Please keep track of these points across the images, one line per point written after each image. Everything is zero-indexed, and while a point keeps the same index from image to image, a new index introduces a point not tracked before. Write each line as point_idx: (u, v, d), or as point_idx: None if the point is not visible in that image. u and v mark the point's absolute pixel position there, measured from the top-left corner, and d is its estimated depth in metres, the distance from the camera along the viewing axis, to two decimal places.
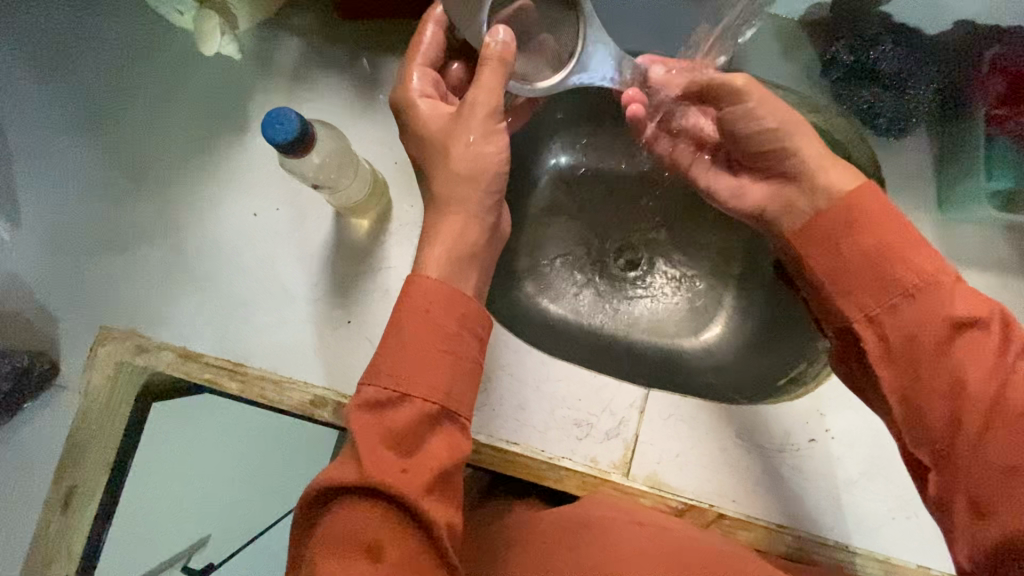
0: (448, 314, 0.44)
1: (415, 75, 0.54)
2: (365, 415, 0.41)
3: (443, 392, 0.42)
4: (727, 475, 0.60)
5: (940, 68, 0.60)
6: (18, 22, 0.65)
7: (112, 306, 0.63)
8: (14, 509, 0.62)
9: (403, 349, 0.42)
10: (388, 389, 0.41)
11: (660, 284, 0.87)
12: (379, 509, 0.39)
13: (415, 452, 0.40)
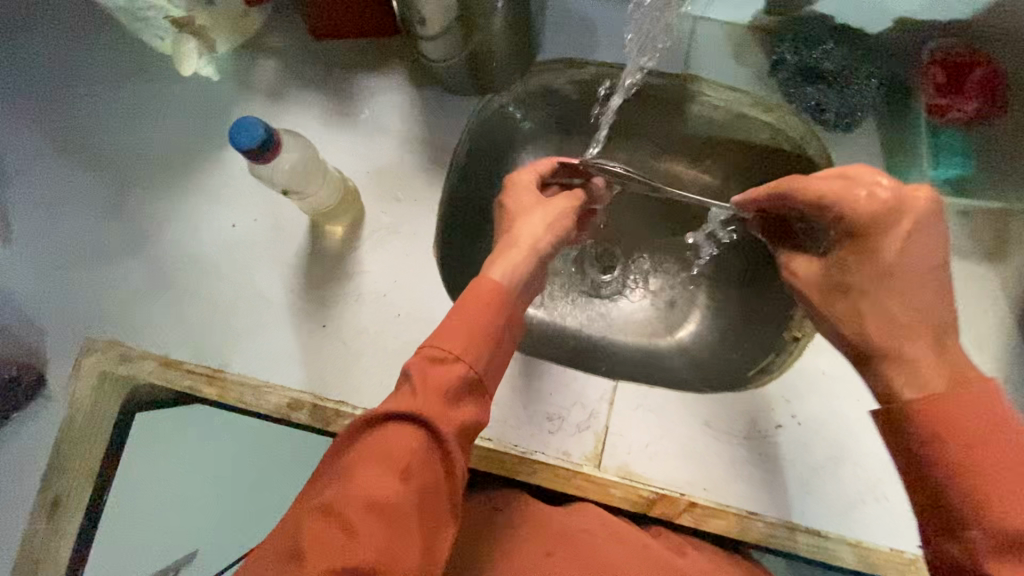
0: (505, 303, 0.48)
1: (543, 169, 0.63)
2: (425, 361, 0.44)
3: (486, 367, 0.46)
4: (697, 463, 0.61)
5: (882, 64, 0.64)
6: (8, 49, 0.69)
7: (96, 318, 0.65)
8: (2, 521, 0.63)
9: (462, 319, 0.46)
10: (445, 347, 0.45)
11: (636, 286, 0.89)
12: (417, 440, 0.42)
13: (456, 404, 0.44)
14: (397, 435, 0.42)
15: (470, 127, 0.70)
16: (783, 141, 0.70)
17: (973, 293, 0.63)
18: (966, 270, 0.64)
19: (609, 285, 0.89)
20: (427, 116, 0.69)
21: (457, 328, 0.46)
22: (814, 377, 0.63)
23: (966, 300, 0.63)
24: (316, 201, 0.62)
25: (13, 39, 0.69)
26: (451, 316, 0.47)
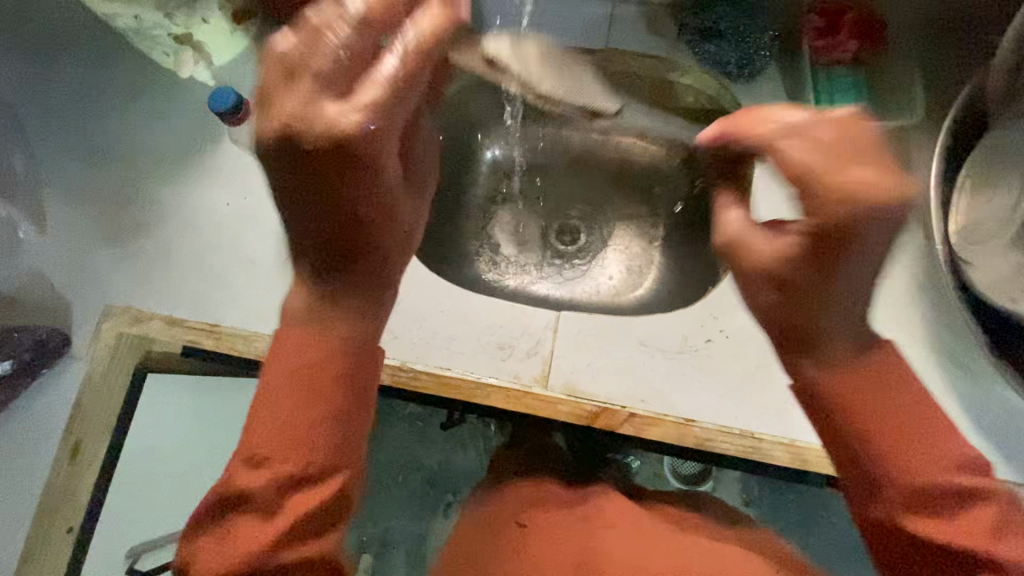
0: (338, 353, 0.46)
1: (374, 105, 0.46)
2: (272, 442, 0.44)
3: (341, 428, 0.46)
4: (634, 378, 0.67)
5: (773, 17, 0.72)
6: (37, 71, 0.82)
7: (115, 287, 0.76)
8: (36, 465, 0.73)
9: (298, 388, 0.45)
10: (291, 425, 0.45)
11: (602, 249, 0.97)
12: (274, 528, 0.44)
13: (312, 481, 0.45)
14: (253, 526, 0.44)
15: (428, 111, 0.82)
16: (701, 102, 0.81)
17: None
18: None
19: (575, 252, 0.97)
20: None
21: (295, 398, 0.45)
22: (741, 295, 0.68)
23: None
24: None
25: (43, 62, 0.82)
26: (290, 383, 0.45)
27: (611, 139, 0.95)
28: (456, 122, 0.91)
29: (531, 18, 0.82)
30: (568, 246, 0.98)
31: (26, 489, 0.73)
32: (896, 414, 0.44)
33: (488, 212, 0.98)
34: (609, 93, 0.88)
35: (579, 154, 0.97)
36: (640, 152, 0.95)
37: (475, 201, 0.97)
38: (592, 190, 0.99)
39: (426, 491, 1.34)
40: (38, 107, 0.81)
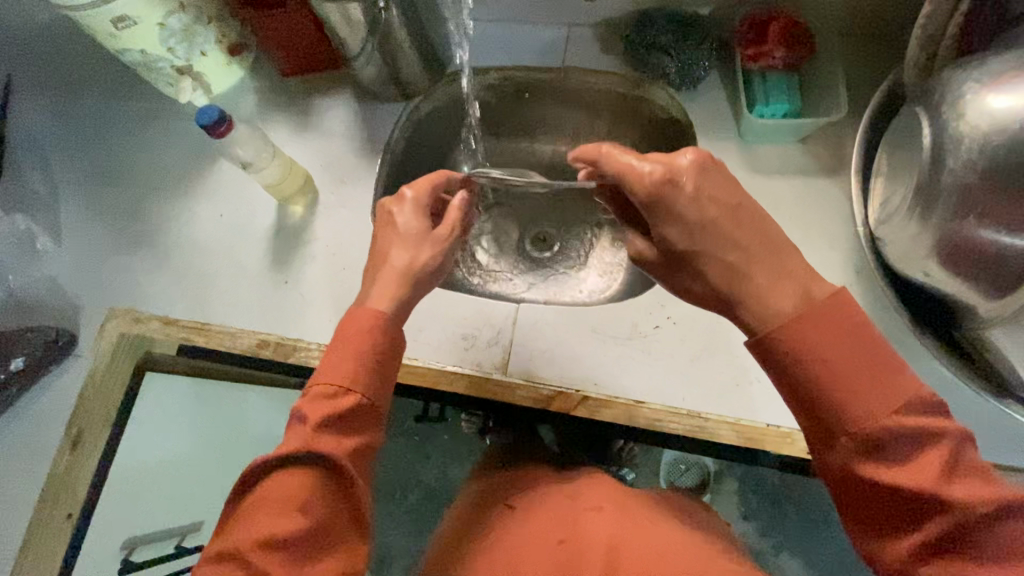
0: (383, 329, 0.57)
1: (406, 202, 0.65)
2: (316, 400, 0.53)
3: (375, 393, 0.55)
4: (587, 364, 0.71)
5: (705, 34, 0.79)
6: (62, 106, 0.93)
7: (118, 291, 0.84)
8: (41, 456, 0.79)
9: (347, 355, 0.55)
10: (335, 384, 0.54)
11: (578, 256, 1.02)
12: (307, 481, 0.50)
13: (345, 435, 0.53)
14: (290, 478, 0.50)
15: (401, 126, 0.89)
16: (654, 112, 0.87)
17: (816, 202, 0.73)
18: (811, 186, 0.74)
19: (551, 258, 1.02)
20: (365, 122, 0.89)
21: (342, 363, 0.55)
22: None
23: (812, 209, 0.73)
24: (268, 174, 0.78)
25: (66, 98, 0.93)
26: (338, 352, 0.55)
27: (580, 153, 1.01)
28: (430, 136, 0.96)
29: (493, 41, 0.90)
30: (542, 251, 1.03)
31: (31, 478, 0.79)
32: (903, 423, 0.43)
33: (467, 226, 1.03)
34: (572, 108, 0.95)
35: (552, 161, 1.01)
36: None
37: None
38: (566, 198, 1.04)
39: (420, 504, 1.36)
40: (59, 137, 0.91)
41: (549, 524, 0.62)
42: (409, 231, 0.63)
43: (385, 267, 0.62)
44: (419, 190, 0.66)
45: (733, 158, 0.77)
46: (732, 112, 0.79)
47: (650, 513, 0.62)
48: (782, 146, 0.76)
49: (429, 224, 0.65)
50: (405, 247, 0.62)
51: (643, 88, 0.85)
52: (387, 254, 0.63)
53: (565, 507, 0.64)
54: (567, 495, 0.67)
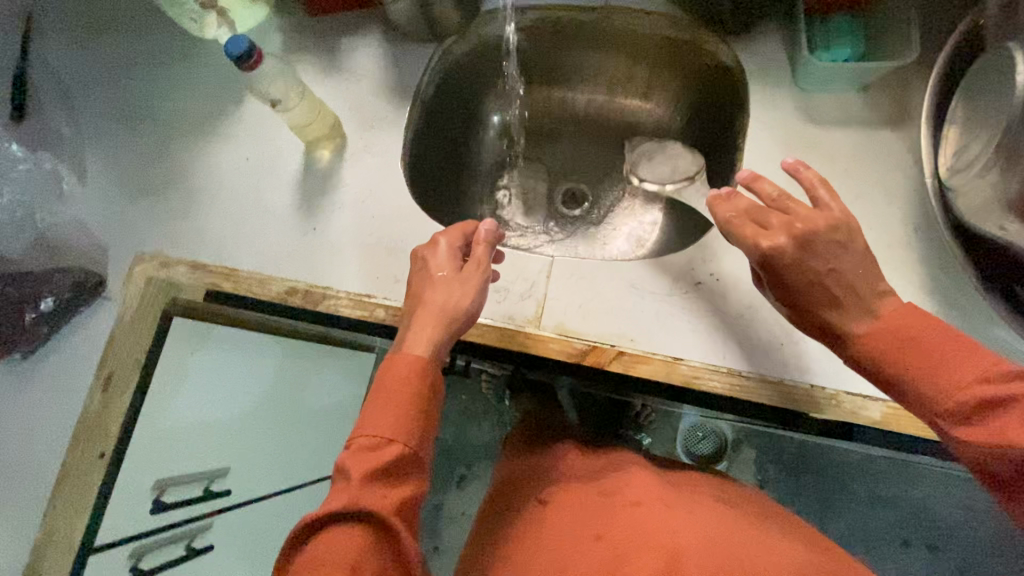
0: (422, 375, 0.60)
1: (441, 243, 0.70)
2: (359, 454, 0.55)
3: (416, 442, 0.57)
4: (624, 318, 0.69)
5: None
6: (84, 42, 0.90)
7: (146, 235, 0.83)
8: (74, 397, 0.80)
9: (389, 407, 0.58)
10: (377, 437, 0.56)
11: (612, 214, 0.98)
12: (358, 538, 0.51)
13: (390, 487, 0.54)
14: (340, 537, 0.51)
15: (430, 69, 0.86)
16: (698, 57, 0.83)
17: (873, 155, 0.69)
18: (871, 138, 0.69)
19: (583, 216, 0.99)
20: (395, 64, 0.85)
21: (385, 415, 0.58)
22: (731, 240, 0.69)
23: (870, 163, 0.69)
24: (295, 115, 0.74)
25: (87, 34, 0.90)
26: (380, 405, 0.58)
27: (616, 102, 0.98)
28: (461, 81, 0.92)
29: None
30: (573, 207, 1.00)
31: (65, 418, 0.80)
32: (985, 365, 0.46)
33: (496, 180, 1.00)
34: (611, 54, 0.91)
35: (584, 112, 1.00)
36: (647, 114, 0.97)
37: (483, 163, 1.00)
38: (601, 148, 1.01)
39: (439, 462, 1.38)
40: (82, 76, 0.89)
41: (584, 520, 0.61)
42: (444, 275, 0.67)
43: (423, 305, 0.66)
44: (452, 235, 0.71)
45: (787, 107, 0.72)
46: (788, 57, 0.74)
47: (688, 500, 0.61)
48: (841, 94, 0.71)
49: (461, 265, 0.69)
50: (441, 289, 0.66)
51: (689, 31, 0.81)
52: (424, 296, 0.66)
53: (602, 503, 0.63)
54: (606, 491, 0.65)
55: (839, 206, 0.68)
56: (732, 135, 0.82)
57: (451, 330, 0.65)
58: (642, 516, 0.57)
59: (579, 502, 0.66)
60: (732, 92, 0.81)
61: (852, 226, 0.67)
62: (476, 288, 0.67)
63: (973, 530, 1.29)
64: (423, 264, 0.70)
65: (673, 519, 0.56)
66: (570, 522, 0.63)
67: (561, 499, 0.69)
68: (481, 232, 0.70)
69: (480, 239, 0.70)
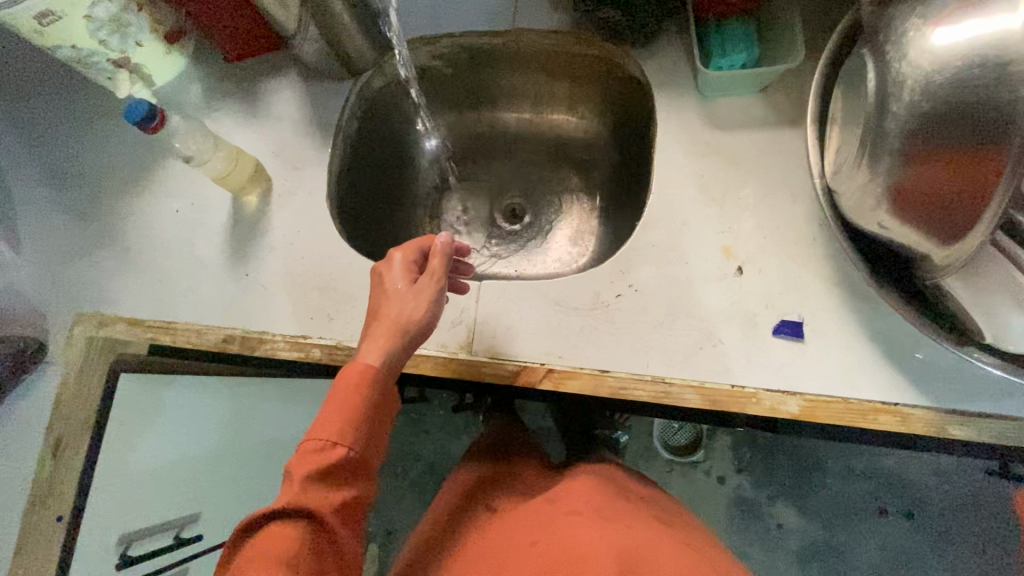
0: (371, 383, 0.59)
1: (397, 254, 0.66)
2: (304, 457, 0.57)
3: (361, 447, 0.58)
4: (551, 336, 0.70)
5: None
6: (6, 110, 0.90)
7: (83, 296, 0.84)
8: (22, 465, 0.80)
9: (337, 412, 0.58)
10: (323, 440, 0.57)
11: (549, 228, 1.01)
12: (297, 535, 0.54)
13: (332, 490, 0.56)
14: (279, 535, 0.54)
15: (350, 104, 0.86)
16: (610, 69, 0.85)
17: (775, 155, 0.71)
18: (772, 138, 0.72)
19: (523, 231, 1.02)
20: (315, 103, 0.86)
21: (333, 420, 0.58)
22: (647, 250, 0.71)
23: (774, 162, 0.71)
24: (215, 167, 0.75)
25: (9, 102, 0.90)
26: (329, 408, 0.58)
27: (543, 117, 1.00)
28: (385, 109, 0.94)
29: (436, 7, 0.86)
30: (513, 224, 1.03)
31: (15, 487, 0.80)
32: None
33: (436, 202, 1.04)
34: (531, 71, 0.93)
35: (515, 129, 1.03)
36: (573, 127, 1.00)
37: (421, 190, 1.03)
38: (534, 163, 1.04)
39: (420, 479, 1.40)
40: (6, 145, 0.89)
41: (526, 525, 0.69)
42: (398, 287, 0.63)
43: (378, 319, 0.62)
44: (407, 247, 0.67)
45: (692, 115, 0.74)
46: (690, 67, 0.76)
47: (624, 513, 0.68)
48: (742, 98, 0.74)
49: (416, 276, 0.65)
50: (396, 303, 0.62)
51: (598, 47, 0.82)
52: (379, 310, 0.63)
53: (545, 510, 0.71)
54: (549, 500, 0.73)
55: (747, 208, 0.70)
56: (647, 143, 0.83)
57: (409, 344, 0.62)
58: (576, 520, 0.66)
59: (524, 512, 0.72)
60: (643, 102, 0.83)
61: (761, 226, 0.69)
62: (433, 301, 0.63)
63: (945, 493, 1.32)
64: (379, 278, 0.65)
65: (605, 533, 0.63)
66: (510, 530, 0.70)
67: (511, 510, 0.76)
68: (437, 242, 0.65)
69: (437, 249, 0.65)
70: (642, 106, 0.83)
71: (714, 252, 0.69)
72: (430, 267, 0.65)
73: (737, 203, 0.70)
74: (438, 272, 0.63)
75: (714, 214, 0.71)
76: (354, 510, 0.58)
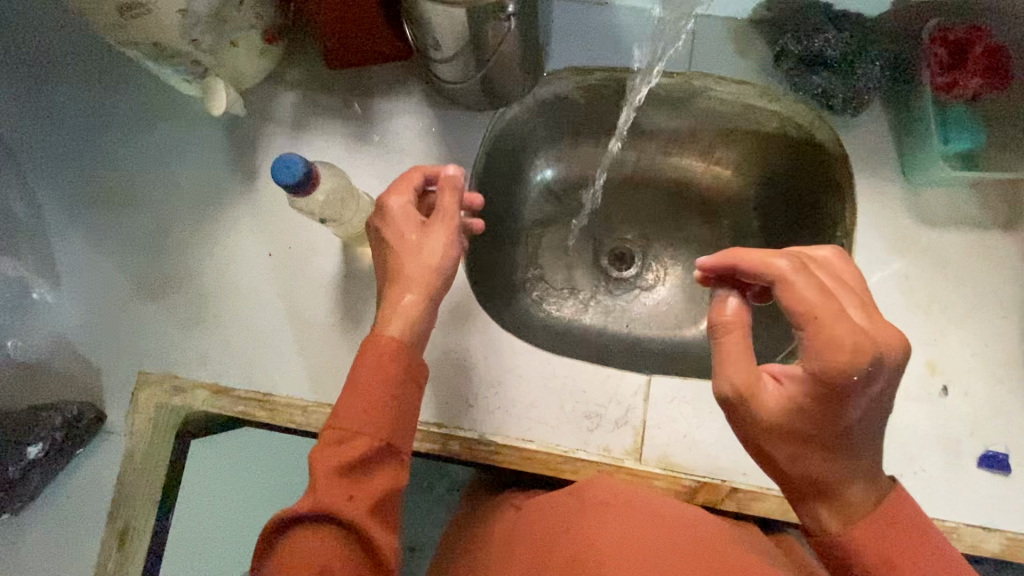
0: (399, 362, 0.51)
1: (395, 198, 0.58)
2: (326, 448, 0.48)
3: (388, 433, 0.49)
4: (735, 450, 0.63)
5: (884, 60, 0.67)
6: (40, 105, 0.72)
7: (149, 352, 0.68)
8: (74, 558, 0.65)
9: (362, 400, 0.49)
10: (345, 430, 0.48)
11: (660, 284, 0.89)
12: (333, 538, 0.45)
13: (362, 485, 0.48)
14: (312, 539, 0.45)
15: (486, 140, 0.73)
16: (787, 128, 0.75)
17: (985, 261, 0.65)
18: (982, 241, 0.65)
19: (631, 281, 0.89)
20: (443, 135, 0.71)
21: (357, 405, 0.49)
22: None
23: (985, 273, 0.65)
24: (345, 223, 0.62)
25: (40, 96, 0.72)
26: (353, 394, 0.50)
27: (670, 157, 0.88)
28: (509, 140, 0.81)
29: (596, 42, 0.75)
30: (620, 270, 0.90)
31: None
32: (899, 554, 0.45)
33: (539, 240, 0.90)
34: (677, 112, 0.81)
35: (632, 168, 0.89)
36: (704, 171, 0.87)
37: (523, 224, 0.89)
38: (649, 205, 0.90)
39: None
40: (39, 152, 0.72)
41: (547, 528, 0.56)
42: (408, 238, 0.57)
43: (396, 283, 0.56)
44: (406, 186, 0.59)
45: (894, 205, 0.67)
46: (897, 148, 0.68)
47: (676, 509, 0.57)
48: (953, 192, 0.66)
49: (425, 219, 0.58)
50: (408, 257, 0.56)
51: (780, 105, 0.72)
52: (400, 267, 0.56)
53: (571, 505, 0.58)
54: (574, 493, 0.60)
55: (953, 319, 0.64)
56: (821, 219, 0.73)
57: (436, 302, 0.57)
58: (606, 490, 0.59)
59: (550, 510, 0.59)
60: (821, 171, 0.73)
61: (967, 343, 0.63)
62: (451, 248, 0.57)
63: None
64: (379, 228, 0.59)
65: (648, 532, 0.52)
66: (531, 535, 0.57)
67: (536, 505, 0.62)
68: (443, 177, 0.58)
69: (443, 185, 0.58)
70: (822, 174, 0.73)
71: (915, 367, 0.63)
72: (440, 208, 0.58)
73: (940, 312, 0.64)
74: (446, 194, 0.57)
75: (917, 323, 0.64)
76: (389, 507, 0.49)
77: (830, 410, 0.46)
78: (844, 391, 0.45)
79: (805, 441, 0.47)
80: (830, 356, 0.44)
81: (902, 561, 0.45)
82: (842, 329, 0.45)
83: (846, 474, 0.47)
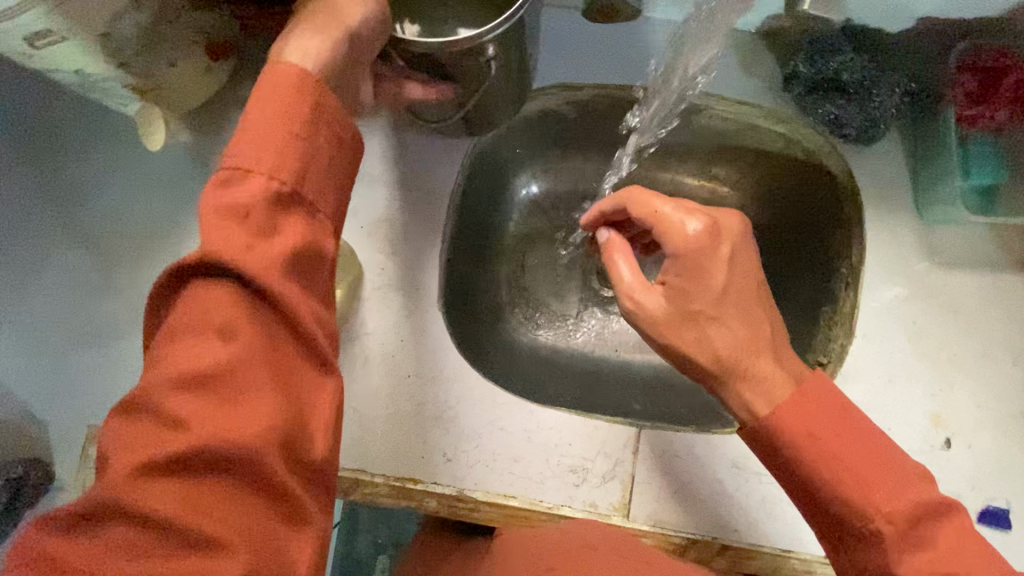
0: (304, 91, 0.39)
1: None
2: (217, 190, 0.35)
3: (296, 177, 0.37)
4: (725, 507, 0.60)
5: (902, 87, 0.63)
6: None
7: (96, 400, 0.61)
8: None
9: (259, 118, 0.37)
10: (238, 164, 0.36)
11: None
12: (231, 292, 0.33)
13: (272, 238, 0.35)
14: (205, 298, 0.33)
15: (465, 166, 0.70)
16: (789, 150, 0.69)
17: (1001, 305, 0.61)
18: (996, 284, 0.61)
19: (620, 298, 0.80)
20: (419, 165, 0.69)
21: (256, 138, 0.37)
22: None
23: (1000, 319, 0.61)
24: None
25: None
26: (250, 134, 0.37)
27: (665, 171, 0.76)
28: (487, 158, 0.75)
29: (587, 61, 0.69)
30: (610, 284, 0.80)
31: None
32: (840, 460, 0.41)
33: (522, 258, 0.80)
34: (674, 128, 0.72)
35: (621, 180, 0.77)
36: (707, 187, 0.75)
37: (505, 242, 0.80)
38: None
39: None
40: None
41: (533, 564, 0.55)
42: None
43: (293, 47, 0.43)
44: None
45: (905, 240, 0.63)
46: (913, 179, 0.64)
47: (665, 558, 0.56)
48: (968, 231, 0.63)
49: None
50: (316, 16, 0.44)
51: (789, 126, 0.67)
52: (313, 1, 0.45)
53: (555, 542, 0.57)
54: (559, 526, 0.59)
55: (964, 366, 0.60)
56: (836, 246, 0.66)
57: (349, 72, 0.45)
58: (587, 531, 0.57)
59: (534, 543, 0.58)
60: (828, 196, 0.67)
61: (977, 393, 0.59)
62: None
63: None
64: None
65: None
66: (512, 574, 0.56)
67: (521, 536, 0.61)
68: None
69: None
70: (833, 203, 0.67)
71: (924, 419, 0.59)
72: None
73: (950, 360, 0.60)
74: None
75: (925, 371, 0.60)
76: (310, 269, 0.37)
77: (698, 280, 0.47)
78: (703, 265, 0.47)
79: (692, 318, 0.46)
80: (691, 257, 0.47)
81: (855, 467, 0.41)
82: (683, 233, 0.48)
83: (749, 346, 0.45)
